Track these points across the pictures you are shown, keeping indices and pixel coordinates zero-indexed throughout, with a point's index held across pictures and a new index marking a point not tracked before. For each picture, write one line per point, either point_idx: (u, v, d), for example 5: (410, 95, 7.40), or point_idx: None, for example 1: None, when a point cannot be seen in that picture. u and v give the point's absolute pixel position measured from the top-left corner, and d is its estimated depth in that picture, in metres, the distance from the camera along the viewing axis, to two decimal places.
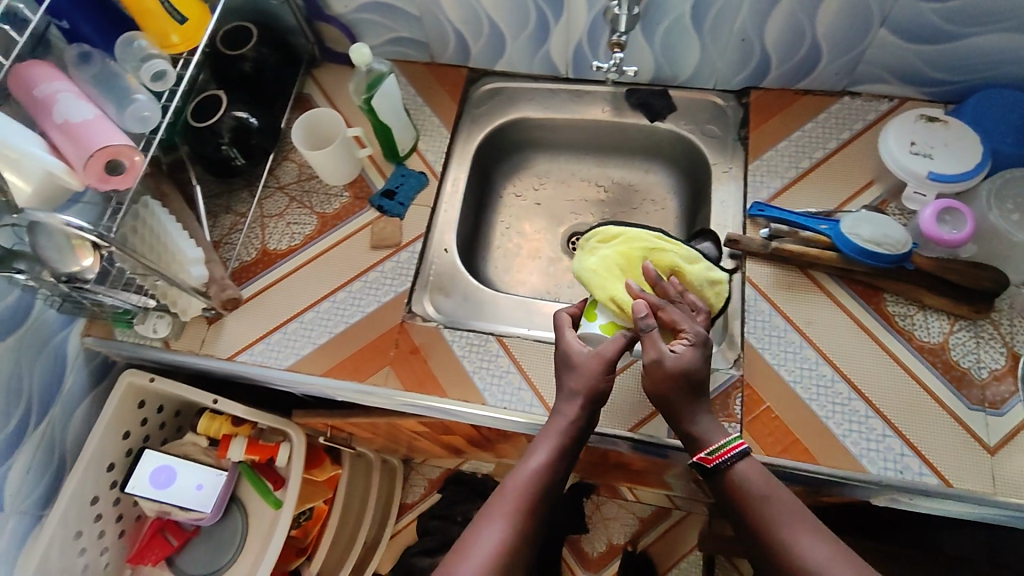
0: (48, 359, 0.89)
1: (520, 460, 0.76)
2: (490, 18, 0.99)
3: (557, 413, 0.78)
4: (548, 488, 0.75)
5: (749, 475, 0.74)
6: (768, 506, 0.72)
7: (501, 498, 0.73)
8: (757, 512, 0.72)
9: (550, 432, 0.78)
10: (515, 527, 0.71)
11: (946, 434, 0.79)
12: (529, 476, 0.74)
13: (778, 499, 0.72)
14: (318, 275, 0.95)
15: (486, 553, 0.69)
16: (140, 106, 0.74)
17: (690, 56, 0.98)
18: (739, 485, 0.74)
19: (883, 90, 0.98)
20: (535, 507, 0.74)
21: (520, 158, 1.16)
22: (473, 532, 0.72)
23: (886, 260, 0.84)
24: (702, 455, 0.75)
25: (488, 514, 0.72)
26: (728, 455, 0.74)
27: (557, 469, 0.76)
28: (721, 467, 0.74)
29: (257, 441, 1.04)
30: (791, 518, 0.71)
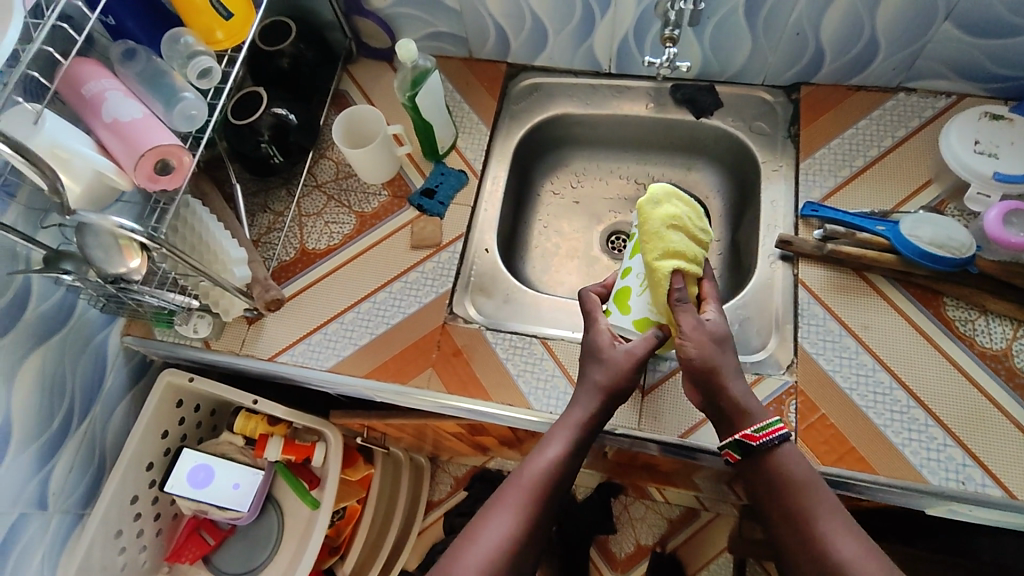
0: (90, 358, 0.89)
1: (534, 450, 0.73)
2: (533, 13, 0.96)
3: (576, 403, 0.75)
4: (560, 481, 0.71)
5: (791, 458, 0.70)
6: (805, 496, 0.68)
7: (511, 489, 0.70)
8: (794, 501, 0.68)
9: (565, 424, 0.74)
10: (523, 519, 0.68)
11: (1011, 445, 0.75)
12: (541, 469, 0.71)
13: (814, 488, 0.68)
14: (358, 275, 0.94)
15: (491, 545, 0.66)
16: (188, 104, 0.73)
17: (740, 51, 0.95)
18: (781, 470, 0.69)
19: (941, 85, 0.94)
20: (546, 500, 0.70)
21: (558, 155, 1.13)
22: (479, 522, 0.69)
23: (950, 264, 0.81)
24: (746, 432, 0.70)
25: (498, 503, 0.70)
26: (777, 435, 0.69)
27: (570, 462, 0.73)
28: (766, 446, 0.70)
29: (293, 441, 1.03)
30: (827, 509, 0.67)
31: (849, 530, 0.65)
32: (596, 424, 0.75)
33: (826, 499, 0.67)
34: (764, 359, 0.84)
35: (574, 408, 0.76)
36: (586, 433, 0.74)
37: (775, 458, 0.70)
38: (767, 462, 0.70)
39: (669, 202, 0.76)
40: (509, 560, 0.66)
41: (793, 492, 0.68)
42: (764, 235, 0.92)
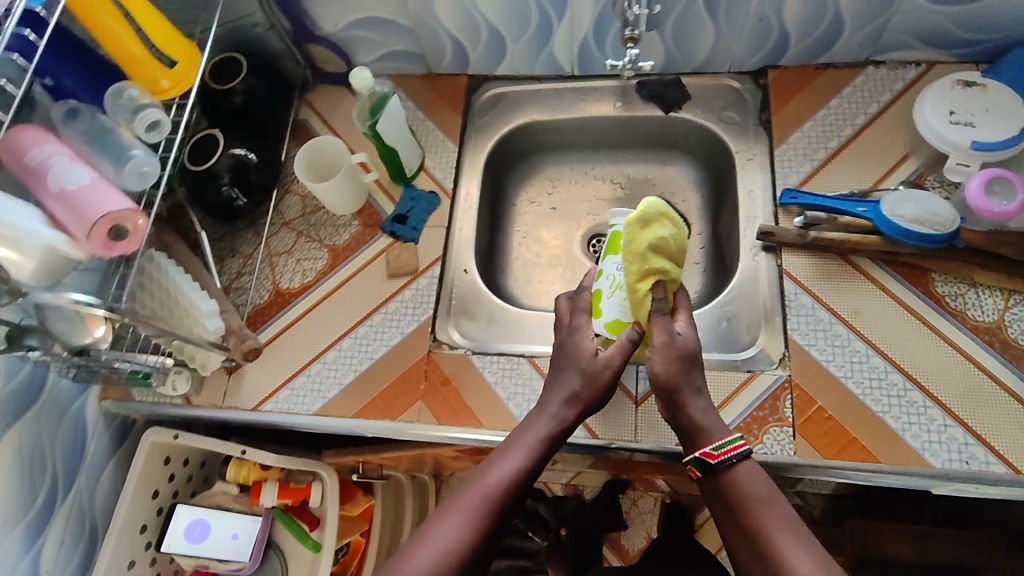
0: (69, 428, 0.87)
1: (495, 459, 0.73)
2: (489, 23, 0.94)
3: (545, 410, 0.75)
4: (518, 492, 0.71)
5: (750, 476, 0.71)
6: (761, 511, 0.68)
7: (465, 495, 0.70)
8: (752, 518, 0.68)
9: (531, 434, 0.74)
10: (475, 526, 0.67)
11: (1013, 418, 0.74)
12: (499, 477, 0.70)
13: (772, 504, 0.69)
14: (337, 310, 0.91)
15: (438, 548, 0.66)
16: (138, 162, 0.70)
17: (703, 41, 0.93)
18: (738, 487, 0.70)
19: (909, 55, 0.92)
20: (501, 510, 0.69)
21: (529, 164, 1.10)
22: (431, 525, 0.68)
23: (934, 240, 0.79)
24: (706, 450, 0.72)
25: (449, 509, 0.69)
26: (733, 454, 0.71)
27: (532, 473, 0.72)
28: (726, 463, 0.71)
29: (288, 484, 1.01)
30: (783, 526, 0.67)
31: (803, 544, 0.66)
32: (564, 434, 0.75)
33: (784, 514, 0.68)
34: (754, 355, 0.82)
35: (542, 416, 0.75)
36: (551, 444, 0.74)
37: (732, 476, 0.71)
38: (725, 479, 0.71)
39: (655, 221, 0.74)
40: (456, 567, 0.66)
41: (752, 510, 0.69)
42: (744, 227, 0.90)
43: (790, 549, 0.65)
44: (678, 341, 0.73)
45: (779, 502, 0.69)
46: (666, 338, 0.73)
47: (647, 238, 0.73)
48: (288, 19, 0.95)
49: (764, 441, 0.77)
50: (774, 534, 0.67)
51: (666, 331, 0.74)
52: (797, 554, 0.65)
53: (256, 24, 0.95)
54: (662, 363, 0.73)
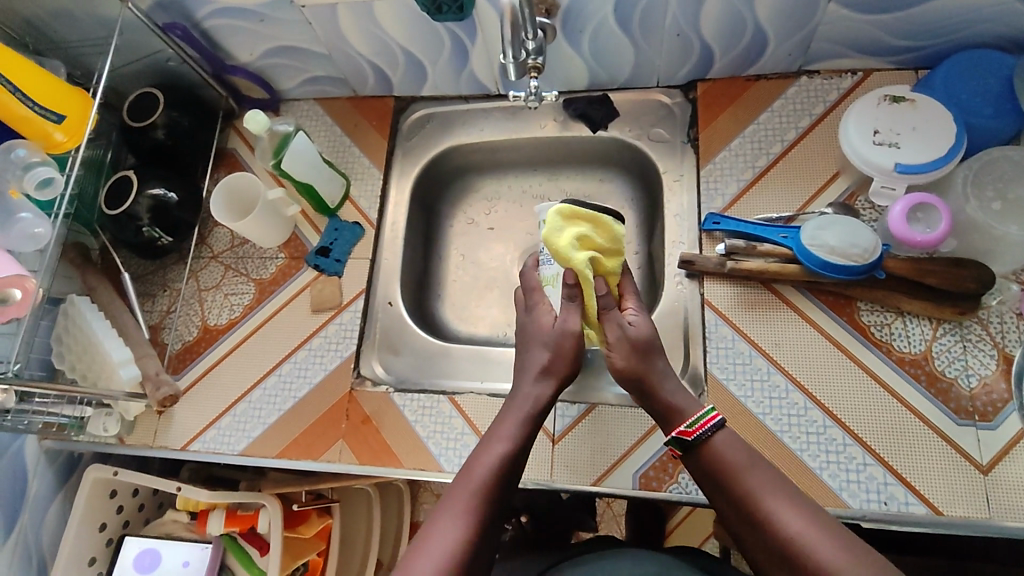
0: (5, 471, 0.89)
1: (479, 453, 0.72)
2: (403, 48, 0.90)
3: (521, 395, 0.77)
4: (507, 479, 0.70)
5: (729, 444, 0.68)
6: (751, 475, 0.65)
7: (457, 490, 0.68)
8: (741, 488, 0.65)
9: (510, 419, 0.75)
10: (473, 520, 0.65)
11: (935, 457, 0.72)
12: (487, 468, 0.69)
13: (760, 468, 0.66)
14: (262, 347, 0.91)
15: (443, 548, 0.62)
16: (28, 223, 0.71)
17: (625, 58, 0.89)
18: (720, 458, 0.67)
19: (844, 64, 0.87)
20: (495, 498, 0.68)
21: (464, 183, 1.06)
22: (432, 522, 0.66)
23: (855, 271, 0.76)
24: (680, 428, 0.70)
25: (444, 510, 0.66)
26: (707, 427, 0.68)
27: (518, 459, 0.72)
28: (701, 439, 0.68)
29: (236, 512, 1.02)
30: (772, 489, 0.64)
31: (796, 503, 0.63)
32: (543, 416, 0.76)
33: (770, 477, 0.65)
34: None
35: (516, 405, 0.76)
36: (532, 427, 0.75)
37: (712, 447, 0.68)
38: (705, 453, 0.68)
39: (573, 225, 0.75)
40: (461, 562, 0.62)
41: (738, 478, 0.65)
42: (668, 252, 0.87)
43: (783, 511, 0.62)
44: (631, 332, 0.75)
45: (763, 465, 0.66)
46: (618, 332, 0.75)
47: (570, 243, 0.74)
48: (199, 52, 0.93)
49: (678, 478, 0.77)
50: (765, 499, 0.63)
51: (618, 322, 0.76)
52: (793, 514, 0.62)
53: (168, 59, 0.94)
54: (621, 356, 0.75)
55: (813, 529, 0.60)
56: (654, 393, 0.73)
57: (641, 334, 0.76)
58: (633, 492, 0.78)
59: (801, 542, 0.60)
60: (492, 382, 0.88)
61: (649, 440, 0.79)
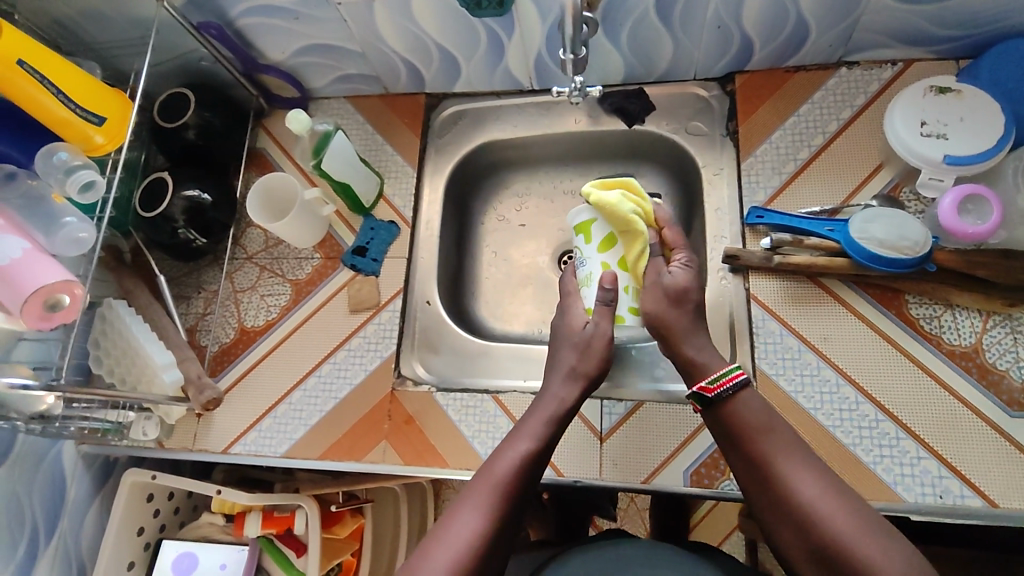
0: (46, 477, 0.88)
1: (503, 446, 0.72)
2: (437, 44, 0.89)
3: (551, 394, 0.76)
4: (528, 475, 0.70)
5: (750, 405, 0.68)
6: (767, 439, 0.66)
7: (480, 481, 0.68)
8: (756, 449, 0.66)
9: (537, 417, 0.74)
10: (494, 513, 0.66)
11: (988, 450, 0.72)
12: (511, 463, 0.69)
13: (778, 431, 0.66)
14: (302, 349, 0.91)
15: (461, 538, 0.63)
16: (72, 228, 0.69)
17: (663, 51, 0.88)
18: (739, 419, 0.68)
19: (885, 55, 0.86)
20: (516, 494, 0.68)
21: (495, 179, 1.05)
22: (451, 512, 0.66)
23: (906, 264, 0.75)
24: (701, 385, 0.70)
25: (464, 500, 0.67)
26: (730, 385, 0.68)
27: (542, 456, 0.72)
28: (722, 397, 0.69)
29: (272, 513, 1.02)
30: (788, 453, 0.65)
31: (810, 468, 0.64)
32: (570, 415, 0.76)
33: (787, 440, 0.66)
34: None
35: (544, 402, 0.76)
36: (558, 426, 0.74)
37: (731, 408, 0.68)
38: (725, 412, 0.69)
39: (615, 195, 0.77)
40: (479, 553, 0.63)
41: (753, 439, 0.66)
42: (710, 247, 0.87)
43: (797, 474, 0.63)
44: (666, 279, 0.76)
45: (781, 427, 0.67)
46: (654, 278, 0.78)
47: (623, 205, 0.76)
48: (232, 51, 0.92)
49: (730, 474, 0.77)
50: (779, 463, 0.64)
51: (657, 271, 0.78)
52: (807, 478, 0.63)
53: (201, 59, 0.93)
54: (651, 301, 0.76)
55: (826, 496, 0.61)
56: (676, 346, 0.75)
57: (677, 284, 0.76)
58: (685, 489, 0.78)
59: (812, 507, 0.61)
60: (535, 380, 0.88)
61: (699, 437, 0.79)
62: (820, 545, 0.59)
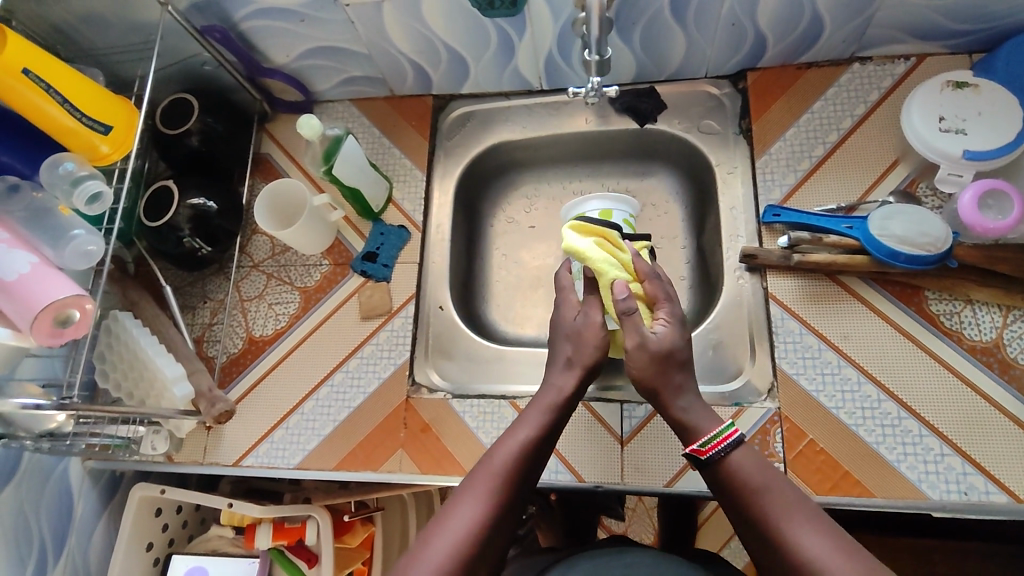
0: (53, 495, 0.86)
1: (504, 436, 0.70)
2: (446, 45, 0.88)
3: (551, 384, 0.74)
4: (530, 465, 0.68)
5: (746, 467, 0.64)
6: (767, 498, 0.61)
7: (479, 475, 0.66)
8: (758, 511, 0.61)
9: (536, 407, 0.72)
10: (493, 503, 0.63)
11: (1012, 446, 0.71)
12: (511, 453, 0.67)
13: (777, 489, 0.62)
14: (313, 357, 0.89)
15: (459, 530, 0.61)
16: (82, 241, 0.67)
17: (675, 49, 0.87)
18: (738, 479, 0.64)
19: (898, 50, 0.86)
20: (515, 488, 0.65)
21: (504, 181, 1.04)
22: (446, 510, 0.63)
23: (926, 261, 0.75)
24: (694, 447, 0.66)
25: (462, 492, 0.64)
26: (723, 445, 0.65)
27: (542, 447, 0.70)
28: (716, 458, 0.65)
29: (283, 524, 0.99)
30: (792, 514, 0.60)
31: (818, 528, 0.58)
32: (571, 406, 0.73)
33: (791, 501, 0.61)
34: (741, 387, 0.80)
35: (545, 391, 0.74)
36: (559, 415, 0.72)
37: (727, 468, 0.65)
38: (722, 474, 0.65)
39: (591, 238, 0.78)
40: (478, 546, 0.60)
41: (754, 501, 0.62)
42: (727, 247, 0.87)
43: (802, 535, 0.58)
44: (652, 342, 0.70)
45: (783, 487, 0.62)
46: (638, 341, 0.70)
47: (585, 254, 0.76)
48: (236, 54, 0.89)
49: None
50: (782, 524, 0.59)
51: (639, 331, 0.71)
52: (814, 538, 0.57)
53: (204, 63, 0.91)
54: (638, 366, 0.70)
55: (833, 553, 0.56)
56: (665, 408, 0.70)
57: (664, 346, 0.71)
58: (709, 491, 0.76)
59: (818, 568, 0.55)
60: None
61: None
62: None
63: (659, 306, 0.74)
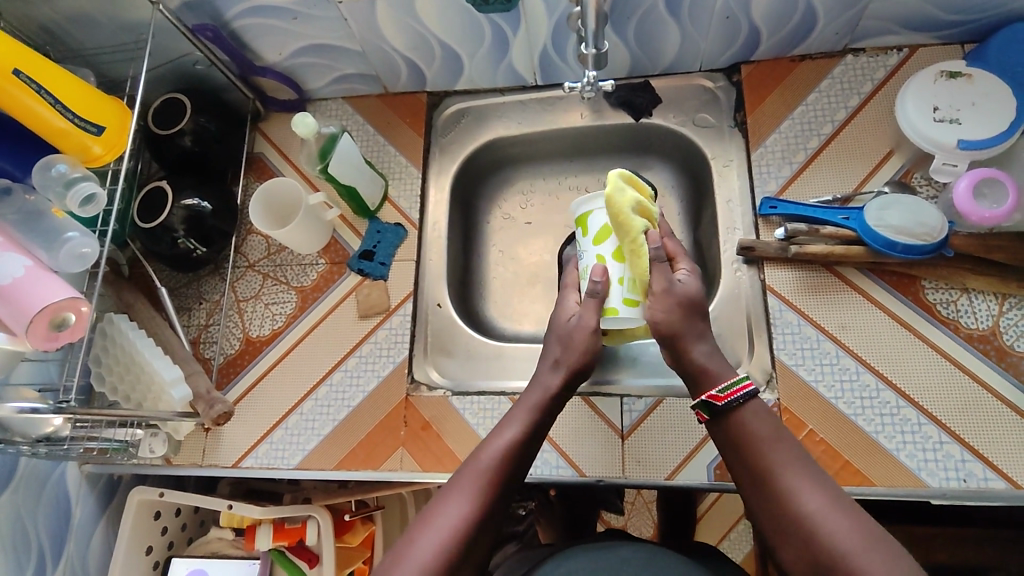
0: (50, 500, 0.85)
1: (490, 435, 0.69)
2: (440, 41, 0.88)
3: (537, 382, 0.73)
4: (517, 462, 0.67)
5: (760, 416, 0.64)
6: (772, 450, 0.61)
7: (465, 471, 0.66)
8: (763, 460, 0.61)
9: (523, 406, 0.72)
10: (479, 501, 0.63)
11: (1010, 433, 0.72)
12: (497, 450, 0.67)
13: (783, 443, 0.62)
14: (311, 357, 0.89)
15: (444, 529, 0.60)
16: (75, 243, 0.66)
17: (669, 43, 0.87)
18: (750, 427, 0.63)
19: (891, 41, 0.86)
20: (504, 484, 0.65)
21: (499, 177, 1.03)
22: (435, 505, 0.63)
23: (922, 251, 0.76)
24: (711, 393, 0.65)
25: (449, 490, 0.64)
26: (741, 394, 0.64)
27: (529, 445, 0.69)
28: (732, 406, 0.64)
29: (283, 525, 0.99)
30: (797, 467, 0.60)
31: (818, 484, 0.59)
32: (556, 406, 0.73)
33: (796, 454, 0.61)
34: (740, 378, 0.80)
35: (530, 390, 0.73)
36: (544, 415, 0.72)
37: (738, 418, 0.64)
38: (732, 422, 0.64)
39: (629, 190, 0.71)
40: (464, 545, 0.60)
41: (761, 448, 0.62)
42: (724, 240, 0.87)
43: (802, 490, 0.58)
44: (678, 287, 0.70)
45: (791, 440, 0.62)
46: (666, 285, 0.69)
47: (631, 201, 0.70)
48: (228, 53, 0.89)
49: None
50: (787, 474, 0.59)
51: (666, 277, 0.70)
52: (815, 492, 0.58)
53: (196, 62, 0.90)
54: (663, 311, 0.69)
55: (832, 511, 0.56)
56: (686, 356, 0.69)
57: (689, 293, 0.70)
58: (709, 483, 0.77)
59: (815, 523, 0.56)
60: None
61: None
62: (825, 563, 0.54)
63: (680, 259, 0.73)
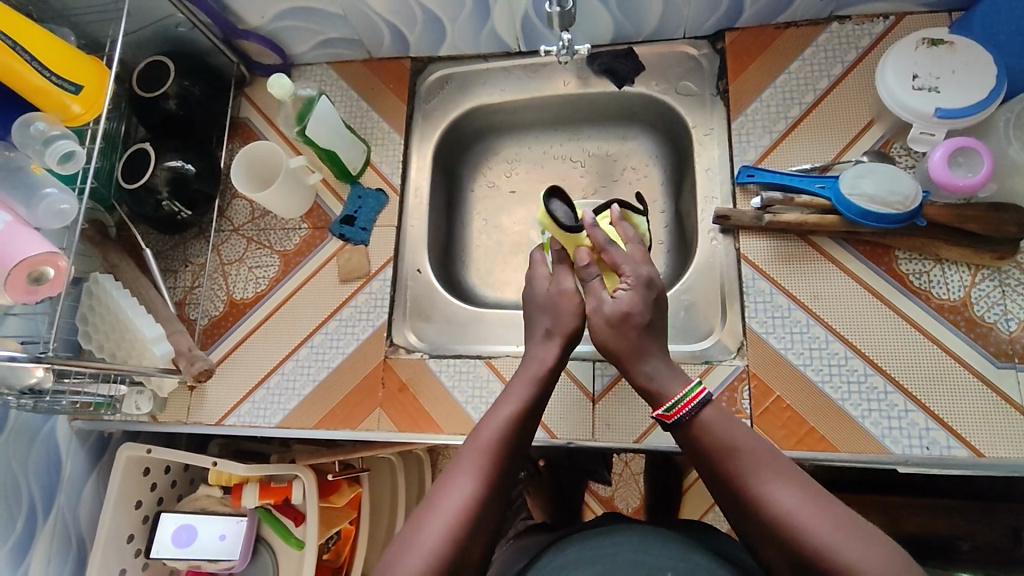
0: (40, 453, 0.88)
1: (486, 413, 0.69)
2: (421, 5, 0.87)
3: (535, 357, 0.74)
4: (516, 439, 0.67)
5: (713, 427, 0.65)
6: (736, 457, 0.62)
7: (467, 453, 0.65)
8: (729, 469, 0.62)
9: (521, 379, 0.72)
10: (483, 481, 0.62)
11: (976, 401, 0.72)
12: (495, 430, 0.66)
13: (747, 448, 0.62)
14: (293, 318, 0.90)
15: (452, 509, 0.60)
16: (53, 199, 0.68)
17: (651, 7, 0.87)
18: (706, 439, 0.64)
19: (877, 8, 0.85)
20: (504, 463, 0.65)
21: (483, 145, 1.04)
22: (438, 491, 0.62)
23: (895, 220, 0.75)
24: (661, 412, 0.68)
25: (451, 473, 0.63)
26: (688, 408, 0.66)
27: (527, 423, 0.69)
28: (683, 421, 0.67)
29: (269, 484, 1.01)
30: (762, 467, 0.61)
31: (787, 482, 0.59)
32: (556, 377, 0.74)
33: (759, 455, 0.62)
34: (711, 345, 0.81)
35: (525, 369, 0.74)
36: (544, 388, 0.72)
37: (698, 424, 0.65)
38: (693, 434, 0.66)
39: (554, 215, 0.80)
40: (472, 524, 0.60)
41: (726, 459, 0.62)
42: (701, 208, 0.87)
43: (772, 490, 0.58)
44: (606, 307, 0.73)
45: (753, 444, 0.63)
46: (595, 304, 0.74)
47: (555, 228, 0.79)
48: (209, 15, 0.89)
49: None
50: (754, 481, 0.60)
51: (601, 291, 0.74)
52: (782, 490, 0.58)
53: (178, 24, 0.90)
54: (628, 300, 0.72)
55: (804, 505, 0.57)
56: (631, 374, 0.71)
57: (618, 310, 0.72)
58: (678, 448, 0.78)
59: (789, 520, 0.56)
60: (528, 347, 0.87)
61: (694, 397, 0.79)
62: (809, 566, 0.54)
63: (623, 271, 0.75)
